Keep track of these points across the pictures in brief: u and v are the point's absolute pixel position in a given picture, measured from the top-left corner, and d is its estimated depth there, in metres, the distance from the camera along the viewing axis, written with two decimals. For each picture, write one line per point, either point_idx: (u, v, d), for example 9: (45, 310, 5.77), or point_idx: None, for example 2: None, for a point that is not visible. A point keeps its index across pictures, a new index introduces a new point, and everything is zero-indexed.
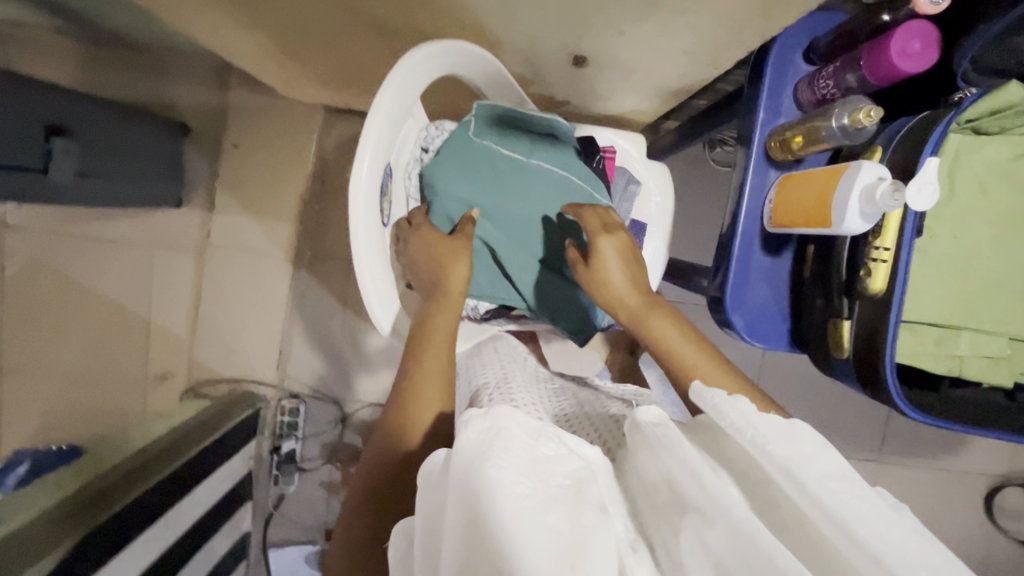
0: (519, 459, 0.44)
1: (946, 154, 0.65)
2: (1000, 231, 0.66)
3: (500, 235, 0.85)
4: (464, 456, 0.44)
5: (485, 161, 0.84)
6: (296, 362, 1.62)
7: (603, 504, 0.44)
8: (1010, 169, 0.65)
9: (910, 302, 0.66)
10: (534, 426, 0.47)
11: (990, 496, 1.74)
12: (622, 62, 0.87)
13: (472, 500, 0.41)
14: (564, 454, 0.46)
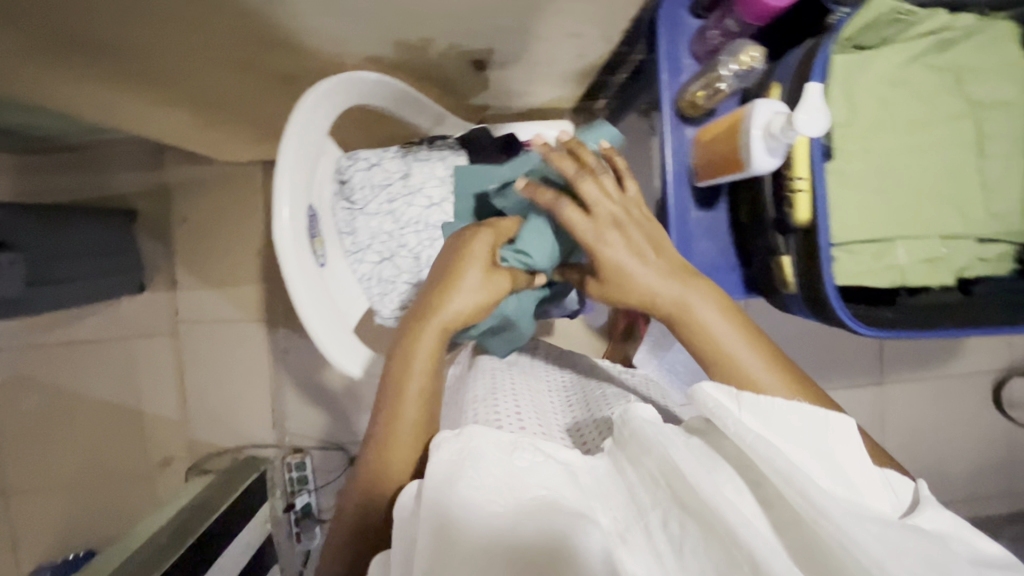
0: (498, 476, 0.53)
1: (836, 76, 0.66)
2: (909, 139, 0.66)
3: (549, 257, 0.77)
4: (446, 466, 0.53)
5: None
6: (292, 417, 1.62)
7: (579, 505, 0.52)
8: (902, 75, 0.66)
9: (839, 225, 0.67)
10: (509, 444, 0.56)
11: (997, 390, 1.74)
12: (523, 55, 0.88)
13: (462, 506, 0.49)
14: (541, 463, 0.55)
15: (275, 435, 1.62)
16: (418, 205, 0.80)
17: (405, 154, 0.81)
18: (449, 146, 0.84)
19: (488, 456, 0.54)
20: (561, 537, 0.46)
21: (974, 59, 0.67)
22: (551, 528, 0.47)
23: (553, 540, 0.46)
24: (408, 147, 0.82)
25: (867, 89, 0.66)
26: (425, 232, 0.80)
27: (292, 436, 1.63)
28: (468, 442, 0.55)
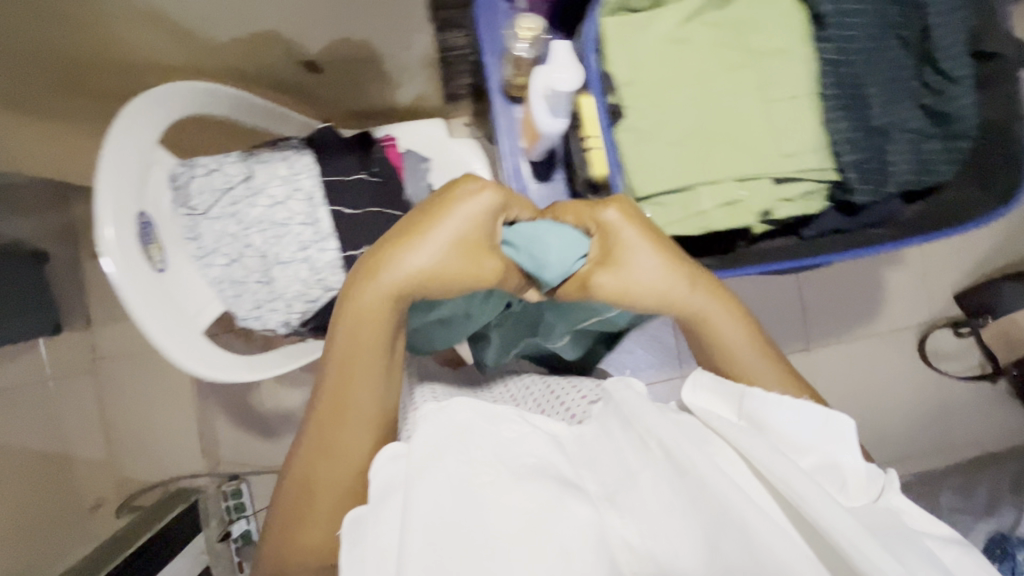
0: (486, 450, 0.52)
1: (614, 45, 0.71)
2: (697, 92, 0.71)
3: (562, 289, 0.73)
4: (429, 442, 0.53)
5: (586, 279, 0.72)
6: (225, 444, 1.60)
7: (570, 475, 0.52)
8: (682, 34, 0.71)
9: (642, 178, 0.71)
10: (503, 414, 0.56)
11: (924, 343, 1.77)
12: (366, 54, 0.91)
13: (448, 486, 0.49)
14: (525, 434, 0.55)
15: (207, 463, 1.59)
16: (263, 205, 0.82)
17: (247, 157, 0.83)
18: (293, 146, 0.87)
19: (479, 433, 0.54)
20: (552, 514, 0.47)
21: (748, 12, 0.71)
22: (541, 503, 0.47)
23: (540, 517, 0.47)
24: (250, 150, 0.84)
25: (648, 51, 0.70)
26: (270, 230, 0.82)
27: (226, 463, 1.60)
28: (458, 419, 0.55)
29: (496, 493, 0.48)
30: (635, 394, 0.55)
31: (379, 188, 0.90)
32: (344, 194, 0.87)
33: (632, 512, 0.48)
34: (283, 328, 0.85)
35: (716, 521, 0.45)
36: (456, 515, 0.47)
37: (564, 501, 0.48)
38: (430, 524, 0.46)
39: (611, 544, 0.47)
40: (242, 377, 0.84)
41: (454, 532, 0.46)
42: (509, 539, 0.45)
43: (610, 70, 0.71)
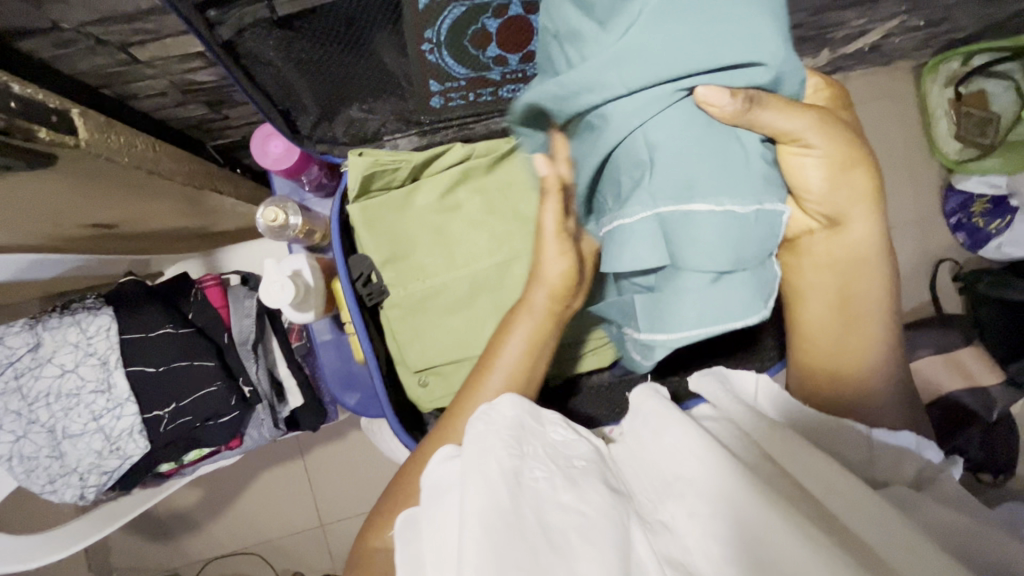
0: (538, 448, 0.45)
1: (368, 226, 0.66)
2: (457, 266, 0.66)
3: (673, 134, 0.48)
4: (491, 436, 0.44)
5: (707, 141, 0.48)
6: (121, 551, 1.57)
7: (612, 483, 0.43)
8: (443, 208, 0.67)
9: (401, 354, 0.69)
10: (549, 418, 0.49)
11: None
12: (154, 223, 0.85)
13: (502, 476, 0.40)
14: (572, 438, 0.47)
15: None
16: (50, 375, 0.79)
17: (34, 325, 0.80)
18: (89, 307, 0.84)
19: (531, 432, 0.46)
20: (608, 521, 0.39)
21: (513, 176, 0.67)
22: (596, 508, 0.39)
23: (594, 523, 0.38)
24: (39, 316, 0.81)
25: (400, 229, 0.66)
26: (58, 403, 0.79)
27: (121, 572, 1.57)
28: (509, 418, 0.46)
29: (552, 491, 0.41)
30: (664, 404, 0.48)
31: (190, 339, 0.86)
32: (148, 352, 0.84)
33: (680, 508, 0.40)
34: (80, 500, 0.82)
35: (793, 502, 0.38)
36: (514, 510, 0.38)
37: (619, 510, 0.40)
38: (490, 526, 0.37)
39: (658, 555, 0.37)
40: (41, 558, 0.79)
41: (512, 531, 0.37)
42: (570, 542, 0.37)
43: (366, 254, 0.67)
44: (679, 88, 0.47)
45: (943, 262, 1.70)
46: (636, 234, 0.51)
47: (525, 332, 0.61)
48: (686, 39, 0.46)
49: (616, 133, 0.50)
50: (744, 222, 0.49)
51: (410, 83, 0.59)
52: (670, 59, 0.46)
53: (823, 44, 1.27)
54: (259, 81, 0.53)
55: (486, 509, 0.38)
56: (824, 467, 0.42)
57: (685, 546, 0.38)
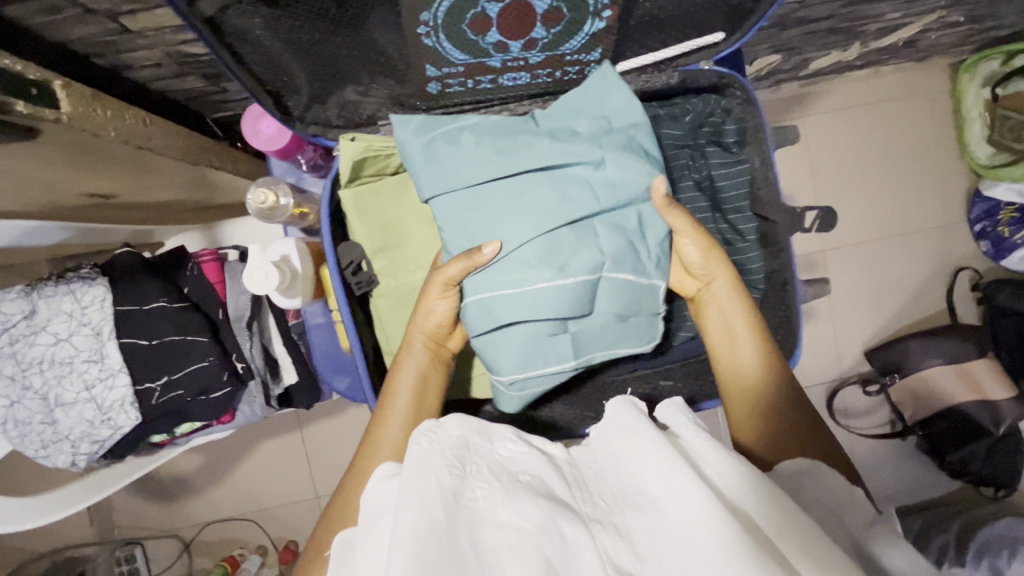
0: (482, 467, 0.48)
1: (357, 214, 0.64)
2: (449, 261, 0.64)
3: (574, 222, 0.59)
4: (433, 453, 0.48)
5: (604, 232, 0.60)
6: (121, 510, 1.62)
7: (568, 492, 0.47)
8: None
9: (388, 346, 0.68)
10: (500, 431, 0.52)
11: (830, 402, 1.64)
12: (149, 196, 0.84)
13: (440, 498, 0.44)
14: (524, 451, 0.51)
15: (100, 532, 1.59)
16: (43, 343, 0.80)
17: (29, 292, 0.81)
18: (84, 277, 0.84)
19: (475, 452, 0.50)
20: (544, 533, 0.42)
21: None
22: (534, 522, 0.42)
23: (531, 540, 0.41)
24: (34, 284, 0.82)
25: (393, 216, 0.65)
26: (51, 370, 0.80)
27: (120, 529, 1.61)
28: (455, 438, 0.50)
29: (490, 508, 0.45)
30: (636, 417, 0.51)
31: (183, 313, 0.86)
32: (142, 325, 0.84)
33: (636, 518, 0.44)
34: (73, 466, 0.83)
35: (749, 526, 0.41)
36: (449, 531, 0.42)
37: (558, 521, 0.43)
38: (421, 543, 0.41)
39: (603, 561, 0.41)
40: (35, 518, 0.81)
41: (443, 548, 0.41)
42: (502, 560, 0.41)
43: (358, 241, 0.65)
44: (592, 198, 0.59)
45: (962, 270, 1.66)
46: (532, 294, 0.58)
47: (415, 372, 0.64)
48: (618, 162, 0.60)
49: (526, 211, 0.58)
50: (640, 290, 0.62)
51: (406, 69, 0.56)
52: (578, 168, 0.59)
53: (855, 37, 1.21)
54: (245, 60, 0.51)
55: (420, 528, 0.42)
56: (774, 494, 0.44)
57: (636, 554, 0.42)
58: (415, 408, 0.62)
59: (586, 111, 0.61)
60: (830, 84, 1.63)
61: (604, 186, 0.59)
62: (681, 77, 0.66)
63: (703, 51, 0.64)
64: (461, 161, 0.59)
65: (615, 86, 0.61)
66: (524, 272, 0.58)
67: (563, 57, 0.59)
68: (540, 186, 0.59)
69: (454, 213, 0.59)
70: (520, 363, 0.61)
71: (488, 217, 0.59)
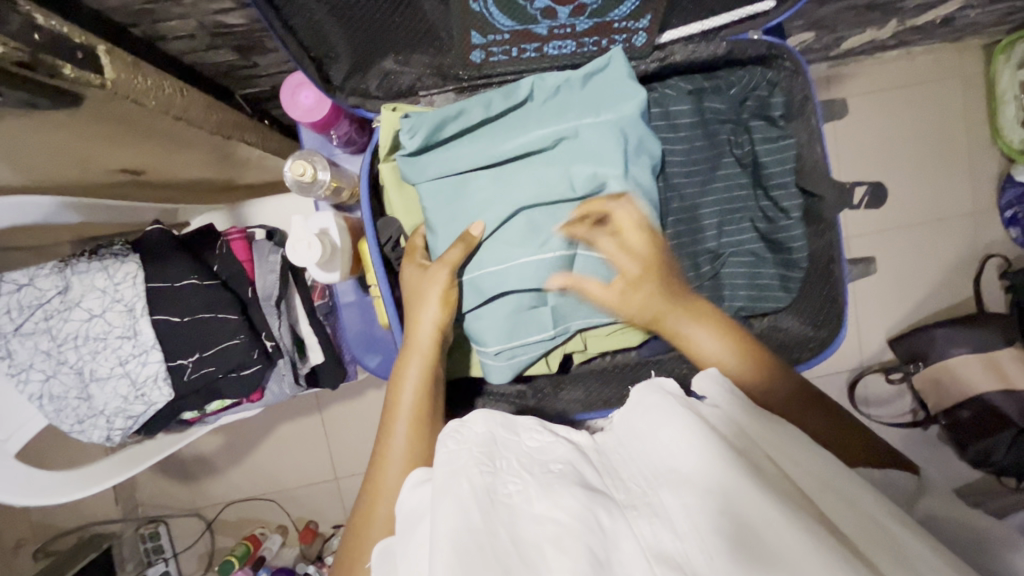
0: (511, 460, 0.48)
1: (391, 188, 0.63)
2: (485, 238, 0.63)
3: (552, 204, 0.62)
4: (459, 451, 0.47)
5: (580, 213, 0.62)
6: (144, 488, 1.64)
7: (601, 481, 0.46)
8: None
9: None
10: (525, 423, 0.52)
11: (852, 390, 1.63)
12: (180, 174, 0.83)
13: (474, 494, 0.43)
14: (549, 444, 0.50)
15: (124, 510, 1.62)
16: (77, 319, 0.80)
17: (63, 268, 0.81)
18: (116, 253, 0.84)
19: (503, 446, 0.49)
20: (585, 524, 0.41)
21: None
22: (574, 514, 0.42)
23: (571, 529, 0.40)
24: (68, 260, 0.82)
25: None
26: (86, 346, 0.80)
27: (144, 507, 1.64)
28: (480, 435, 0.49)
29: (527, 503, 0.44)
30: (663, 396, 0.50)
31: (214, 291, 0.86)
32: (174, 302, 0.84)
33: (670, 497, 0.42)
34: (108, 441, 0.83)
35: (791, 500, 0.41)
36: (487, 529, 0.41)
37: (596, 511, 0.42)
38: (462, 545, 0.40)
39: (645, 549, 0.40)
40: (70, 493, 0.82)
41: (484, 546, 0.40)
42: (546, 552, 0.40)
43: (396, 217, 0.64)
44: (568, 184, 0.61)
45: (990, 257, 1.63)
46: (514, 276, 0.62)
47: (417, 370, 0.60)
48: (608, 150, 0.60)
49: (510, 197, 0.61)
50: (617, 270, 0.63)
51: (451, 36, 0.55)
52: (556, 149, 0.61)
53: (892, 14, 1.17)
54: (291, 23, 0.50)
55: (460, 531, 0.41)
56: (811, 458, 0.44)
57: (675, 533, 0.40)
58: (425, 408, 0.59)
59: (581, 99, 0.61)
60: (859, 65, 1.59)
61: (580, 164, 0.61)
62: (728, 48, 0.63)
63: (751, 20, 0.62)
64: (451, 147, 0.61)
65: (614, 71, 0.60)
66: (507, 256, 0.62)
67: (611, 25, 0.57)
68: (529, 173, 0.61)
69: (441, 197, 0.62)
70: (502, 334, 0.64)
71: (472, 198, 0.61)
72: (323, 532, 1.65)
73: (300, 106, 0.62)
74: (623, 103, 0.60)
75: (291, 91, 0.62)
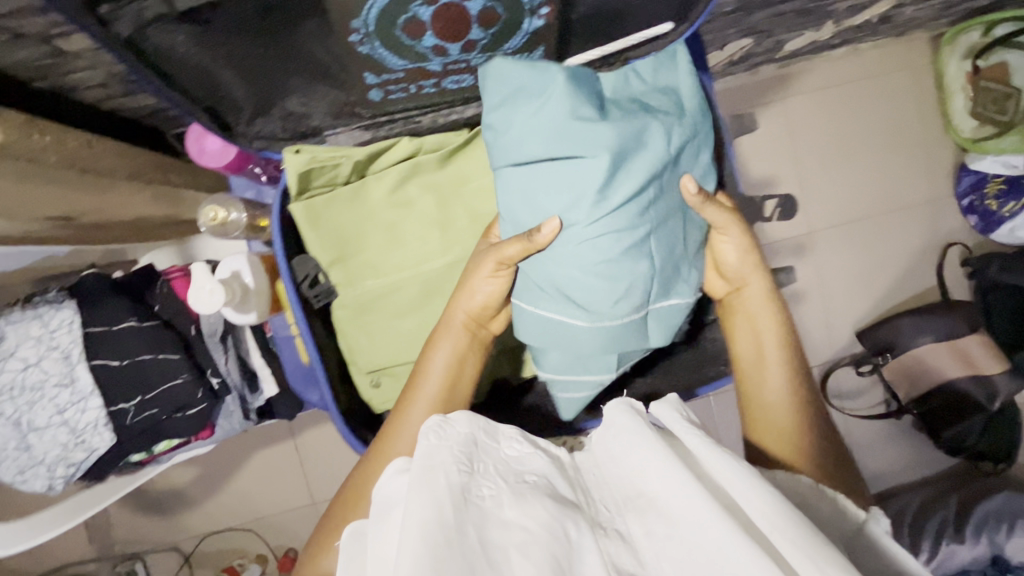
0: (489, 465, 0.48)
1: (302, 227, 0.63)
2: (410, 268, 0.66)
3: (635, 210, 0.57)
4: (443, 450, 0.47)
5: (656, 225, 0.59)
6: (118, 526, 1.62)
7: (573, 495, 0.47)
8: (395, 201, 0.65)
9: (356, 353, 0.68)
10: (506, 431, 0.52)
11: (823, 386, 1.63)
12: (113, 219, 0.83)
13: (449, 494, 0.43)
14: (529, 452, 0.50)
15: (99, 549, 1.60)
16: (13, 369, 0.80)
17: None
18: (51, 300, 0.83)
19: (482, 450, 0.49)
20: (554, 534, 0.41)
21: (467, 173, 0.66)
22: (542, 522, 0.42)
23: (540, 539, 0.41)
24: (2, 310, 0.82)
25: (349, 227, 0.65)
26: (22, 397, 0.80)
27: (118, 546, 1.62)
28: (463, 436, 0.49)
29: (497, 509, 0.44)
30: (635, 419, 0.51)
31: (155, 333, 0.86)
32: (113, 346, 0.83)
33: (638, 522, 0.44)
34: (49, 490, 0.82)
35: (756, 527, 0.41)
36: (456, 527, 0.41)
37: (565, 522, 0.42)
38: (432, 539, 0.39)
39: (609, 565, 0.41)
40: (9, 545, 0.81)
41: (452, 542, 0.40)
42: (510, 558, 0.40)
43: (313, 254, 0.65)
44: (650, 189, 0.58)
45: (951, 246, 1.64)
46: (597, 283, 0.58)
47: (450, 353, 0.64)
48: (682, 158, 0.61)
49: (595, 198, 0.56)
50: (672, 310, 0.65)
51: (344, 77, 0.55)
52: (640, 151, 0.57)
53: (826, 16, 1.18)
54: (176, 81, 0.51)
55: (431, 523, 0.40)
56: (765, 494, 0.42)
57: (638, 556, 0.42)
58: (457, 395, 0.64)
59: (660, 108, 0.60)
60: (809, 63, 1.58)
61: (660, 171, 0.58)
62: (629, 69, 0.66)
63: (652, 43, 0.64)
64: (540, 125, 0.55)
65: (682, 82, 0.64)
66: (593, 255, 0.57)
67: (504, 57, 0.57)
68: (625, 165, 0.56)
69: (518, 180, 0.57)
70: (567, 364, 0.64)
71: (545, 201, 0.57)
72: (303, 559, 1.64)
73: (208, 158, 0.64)
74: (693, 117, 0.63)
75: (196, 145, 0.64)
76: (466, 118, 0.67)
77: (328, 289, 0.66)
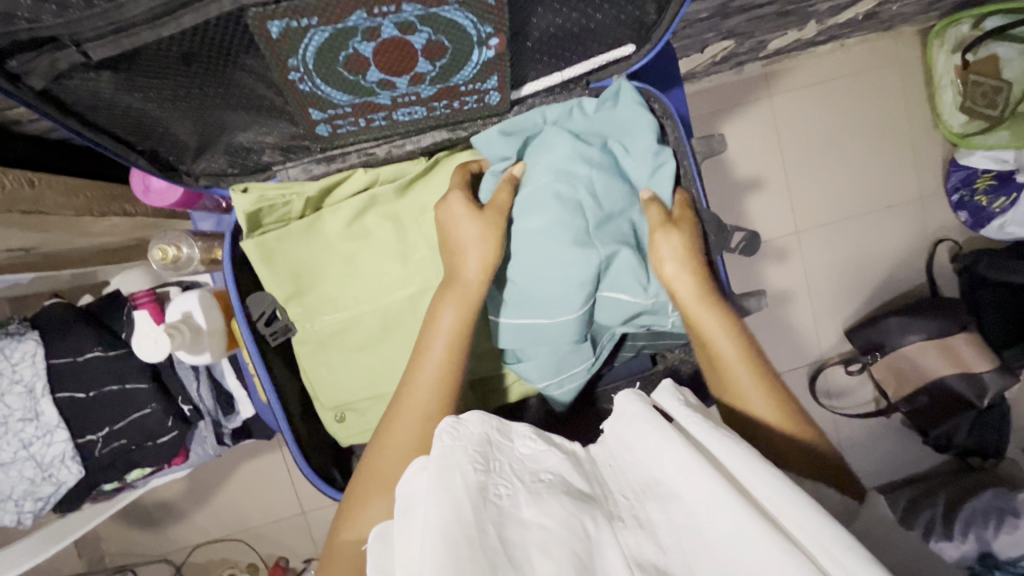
0: (505, 464, 0.44)
1: (255, 265, 0.62)
2: (369, 304, 0.65)
3: (574, 222, 0.60)
4: (457, 451, 0.43)
5: (605, 230, 0.62)
6: (109, 539, 1.62)
7: (589, 488, 0.43)
8: (352, 235, 0.63)
9: (318, 389, 0.67)
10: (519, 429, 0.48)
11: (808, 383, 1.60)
12: (69, 248, 0.81)
13: (466, 493, 0.39)
14: (541, 451, 0.46)
15: (89, 563, 1.60)
16: None
17: None
18: (13, 332, 0.82)
19: (498, 450, 0.45)
20: (572, 532, 0.38)
21: (426, 202, 0.64)
22: (559, 519, 0.39)
23: (561, 538, 0.38)
24: None
25: (305, 262, 0.63)
26: None
27: (109, 559, 1.62)
28: (477, 435, 0.45)
29: (515, 509, 0.40)
30: (647, 411, 0.47)
31: (122, 361, 0.84)
32: (76, 378, 0.82)
33: (656, 509, 0.41)
34: (20, 523, 0.82)
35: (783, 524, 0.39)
36: (477, 526, 0.38)
37: (583, 517, 0.39)
38: (450, 539, 0.36)
39: (628, 558, 0.38)
40: None
41: (475, 546, 0.36)
42: (532, 560, 0.37)
43: (268, 290, 0.64)
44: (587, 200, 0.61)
45: (942, 242, 1.56)
46: (548, 298, 0.62)
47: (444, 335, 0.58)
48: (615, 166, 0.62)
49: (529, 219, 0.61)
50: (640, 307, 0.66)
51: (290, 113, 0.54)
52: (569, 165, 0.61)
53: (807, 17, 1.16)
54: (106, 126, 0.50)
55: (449, 523, 0.37)
56: (770, 476, 0.39)
57: (659, 544, 0.39)
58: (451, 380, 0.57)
59: (596, 120, 0.63)
60: (794, 60, 1.48)
61: (598, 181, 0.61)
62: (592, 92, 0.65)
63: (615, 64, 0.62)
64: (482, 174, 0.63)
65: (624, 101, 0.62)
66: (539, 270, 0.62)
67: (458, 88, 0.55)
68: (552, 192, 0.60)
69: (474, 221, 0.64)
70: (550, 371, 0.68)
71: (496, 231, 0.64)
72: (294, 567, 1.64)
73: (156, 201, 0.67)
74: (631, 129, 0.63)
75: (144, 189, 0.67)
76: (424, 147, 0.65)
77: (289, 327, 0.65)
